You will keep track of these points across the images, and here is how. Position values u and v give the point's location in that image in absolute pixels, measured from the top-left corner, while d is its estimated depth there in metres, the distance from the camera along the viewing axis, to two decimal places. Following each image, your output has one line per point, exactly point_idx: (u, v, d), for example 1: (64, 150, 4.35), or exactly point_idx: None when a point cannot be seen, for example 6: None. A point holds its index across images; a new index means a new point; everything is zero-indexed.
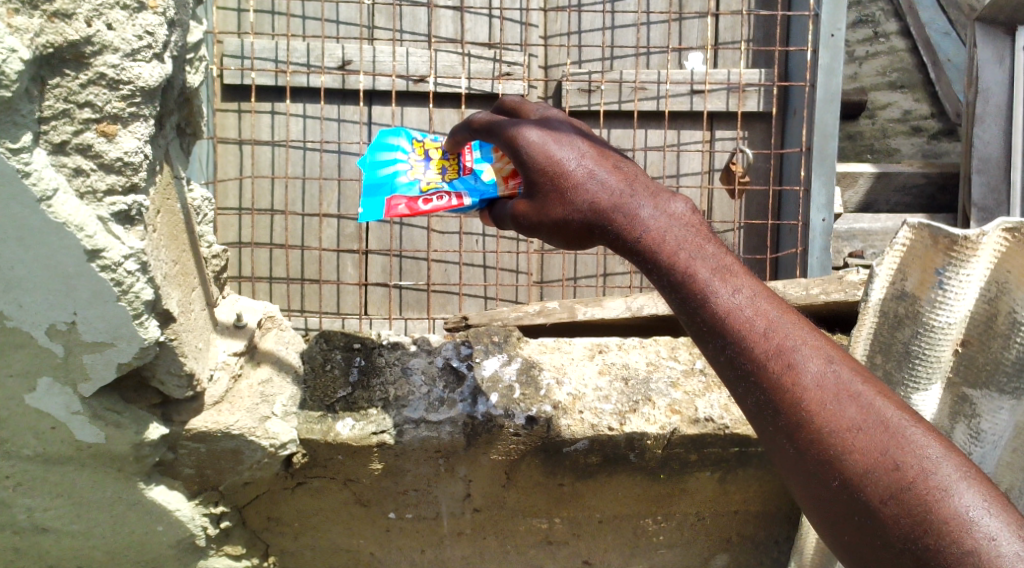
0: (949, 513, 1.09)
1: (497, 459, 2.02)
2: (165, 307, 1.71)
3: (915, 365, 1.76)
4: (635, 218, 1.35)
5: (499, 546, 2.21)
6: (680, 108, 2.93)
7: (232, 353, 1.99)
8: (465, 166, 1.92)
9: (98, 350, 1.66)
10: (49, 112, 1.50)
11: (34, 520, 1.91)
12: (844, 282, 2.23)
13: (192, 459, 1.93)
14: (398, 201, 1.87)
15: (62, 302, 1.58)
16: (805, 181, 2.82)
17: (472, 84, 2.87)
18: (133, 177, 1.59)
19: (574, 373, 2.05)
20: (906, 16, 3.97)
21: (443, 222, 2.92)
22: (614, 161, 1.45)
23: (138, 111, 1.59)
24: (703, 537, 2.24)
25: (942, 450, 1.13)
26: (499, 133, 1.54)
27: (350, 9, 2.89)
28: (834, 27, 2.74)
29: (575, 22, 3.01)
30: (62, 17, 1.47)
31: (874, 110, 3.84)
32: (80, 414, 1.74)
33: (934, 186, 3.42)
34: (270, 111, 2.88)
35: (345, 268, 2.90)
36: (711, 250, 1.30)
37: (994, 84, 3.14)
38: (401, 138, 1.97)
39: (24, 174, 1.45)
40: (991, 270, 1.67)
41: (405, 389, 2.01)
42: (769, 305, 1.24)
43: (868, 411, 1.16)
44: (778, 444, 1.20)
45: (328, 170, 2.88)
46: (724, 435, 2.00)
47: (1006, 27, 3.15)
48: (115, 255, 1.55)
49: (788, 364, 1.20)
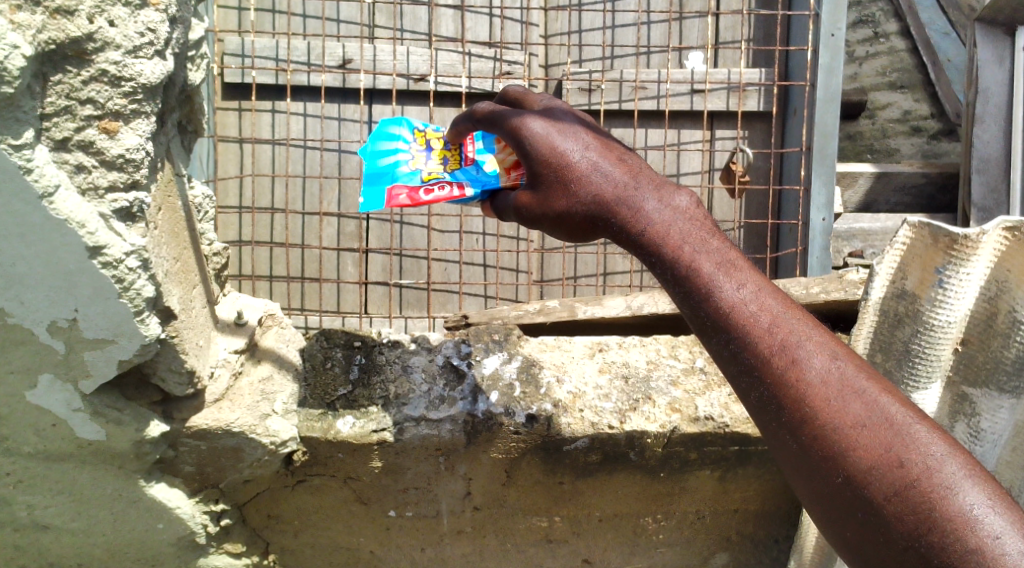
0: (953, 511, 1.09)
1: (498, 457, 2.02)
2: (167, 304, 1.72)
3: (915, 364, 1.76)
4: (638, 211, 1.35)
5: (498, 544, 2.21)
6: (680, 107, 2.93)
7: (233, 350, 1.99)
8: (465, 158, 1.94)
9: (99, 348, 1.66)
10: (50, 109, 1.50)
11: (34, 518, 1.91)
12: (845, 280, 2.23)
13: (192, 457, 1.94)
14: (399, 192, 1.86)
15: (63, 299, 1.58)
16: (805, 181, 2.82)
17: (472, 83, 2.88)
18: (134, 174, 1.59)
19: (575, 372, 2.05)
20: (906, 17, 3.98)
21: (444, 220, 2.93)
22: (617, 154, 1.45)
23: (140, 108, 1.59)
24: (702, 535, 2.24)
25: (946, 448, 1.13)
26: (502, 124, 1.55)
27: (351, 7, 2.89)
28: (834, 27, 2.75)
29: (575, 21, 3.01)
30: (64, 14, 1.47)
31: (875, 110, 3.84)
32: (80, 411, 1.74)
33: (934, 186, 3.43)
34: (270, 110, 2.88)
35: (345, 267, 2.90)
36: (715, 245, 1.30)
37: (994, 85, 3.15)
38: (402, 128, 1.97)
39: (25, 171, 1.45)
40: (992, 268, 1.67)
41: (406, 387, 2.01)
42: (773, 300, 1.24)
43: (872, 408, 1.16)
44: (781, 439, 1.20)
45: (329, 168, 2.88)
46: (724, 434, 2.00)
47: (1006, 27, 3.15)
48: (117, 252, 1.55)
49: (792, 359, 1.20)
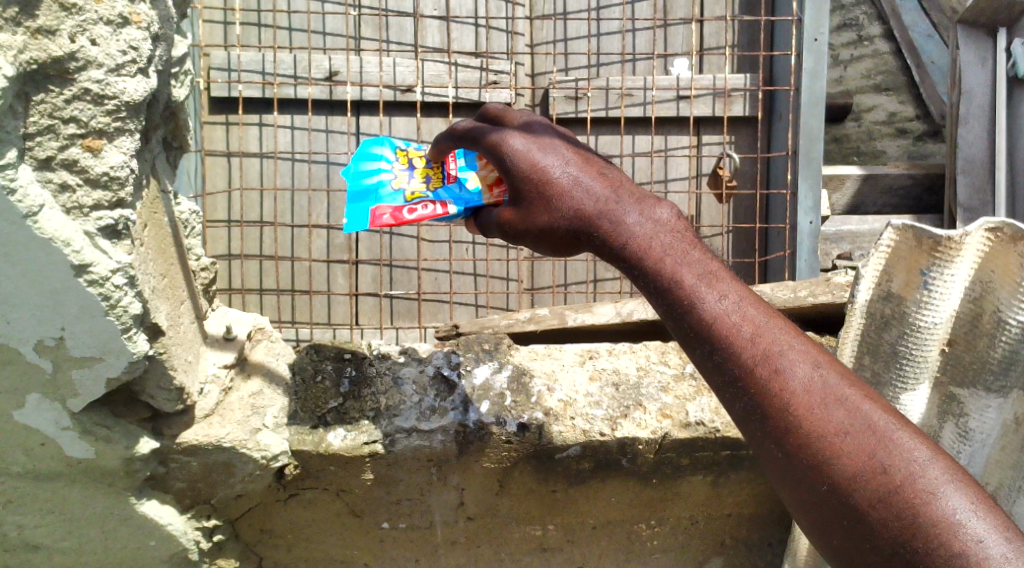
0: (937, 515, 1.10)
1: (489, 467, 2.03)
2: (154, 321, 1.72)
3: (903, 365, 1.76)
4: (620, 224, 1.36)
5: (493, 553, 2.21)
6: (666, 114, 2.94)
7: (222, 366, 1.98)
8: (448, 175, 1.91)
9: (87, 365, 1.65)
10: (33, 129, 1.50)
11: (24, 538, 1.89)
12: (831, 283, 2.24)
13: (183, 473, 1.93)
14: (383, 210, 1.87)
15: (49, 317, 1.58)
16: (792, 185, 2.83)
17: (459, 93, 2.89)
18: (119, 192, 1.59)
19: (565, 380, 2.06)
20: (890, 19, 3.96)
21: (433, 231, 2.94)
22: (599, 168, 1.45)
23: (123, 126, 1.59)
24: (697, 540, 2.24)
25: (928, 453, 1.14)
26: (482, 140, 1.55)
27: (337, 20, 2.90)
28: (817, 32, 2.77)
29: (561, 30, 3.01)
30: (45, 34, 1.48)
31: (860, 113, 3.88)
32: (70, 430, 1.74)
33: (920, 188, 3.44)
34: (257, 123, 2.88)
35: (335, 278, 2.91)
36: (696, 256, 1.31)
37: (977, 86, 3.17)
38: (385, 147, 1.97)
39: (9, 191, 1.44)
40: (977, 270, 1.68)
41: (396, 398, 2.01)
42: (756, 310, 1.25)
43: (855, 415, 1.17)
44: (767, 448, 1.20)
45: (317, 180, 2.88)
46: (715, 439, 2.01)
47: (987, 29, 3.16)
48: (102, 270, 1.55)
49: (775, 369, 1.21)
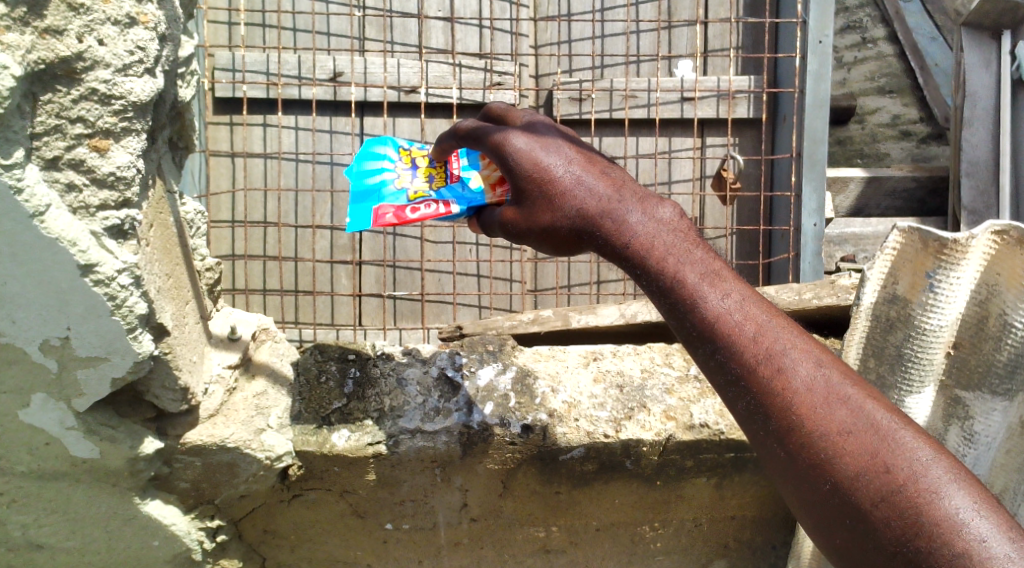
0: (939, 515, 1.09)
1: (493, 468, 2.03)
2: (160, 321, 1.72)
3: (907, 368, 1.76)
4: (623, 224, 1.36)
5: (496, 555, 2.20)
6: (670, 115, 2.94)
7: (226, 366, 1.99)
8: (452, 175, 1.92)
9: (92, 365, 1.66)
10: (41, 128, 1.51)
11: (28, 537, 1.89)
12: (836, 286, 2.23)
13: (188, 473, 1.93)
14: (385, 210, 1.87)
15: (55, 318, 1.58)
16: (795, 187, 2.85)
17: (463, 94, 2.89)
18: (125, 192, 1.59)
19: (569, 382, 2.06)
20: (893, 22, 3.96)
21: (436, 232, 2.93)
22: (601, 167, 1.45)
23: (130, 126, 1.59)
24: (700, 542, 2.24)
25: (931, 452, 1.14)
26: (486, 140, 1.55)
27: (341, 20, 2.90)
28: (822, 34, 2.77)
29: (564, 31, 3.01)
30: (53, 34, 1.48)
31: (863, 115, 3.89)
32: (74, 429, 1.73)
33: (924, 190, 3.44)
34: (261, 123, 2.88)
35: (338, 279, 2.91)
36: (699, 256, 1.31)
37: (981, 89, 3.16)
38: (388, 147, 1.96)
39: (16, 191, 1.44)
40: (983, 272, 1.68)
41: (400, 399, 2.01)
42: (759, 309, 1.25)
43: (857, 414, 1.17)
44: (769, 447, 1.20)
45: (321, 181, 2.88)
46: (719, 441, 2.01)
47: (992, 32, 3.16)
48: (108, 269, 1.55)
49: (778, 368, 1.20)
